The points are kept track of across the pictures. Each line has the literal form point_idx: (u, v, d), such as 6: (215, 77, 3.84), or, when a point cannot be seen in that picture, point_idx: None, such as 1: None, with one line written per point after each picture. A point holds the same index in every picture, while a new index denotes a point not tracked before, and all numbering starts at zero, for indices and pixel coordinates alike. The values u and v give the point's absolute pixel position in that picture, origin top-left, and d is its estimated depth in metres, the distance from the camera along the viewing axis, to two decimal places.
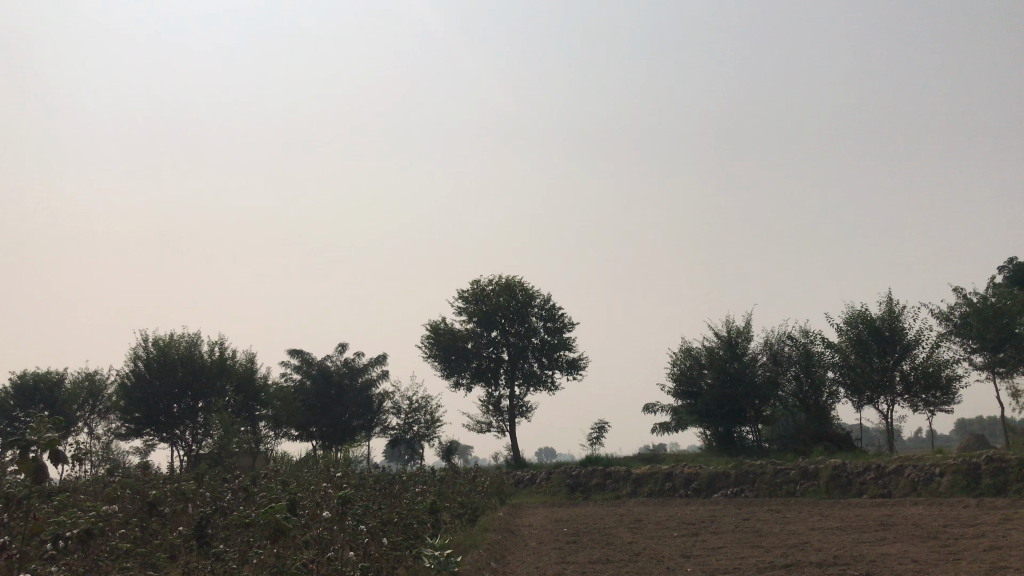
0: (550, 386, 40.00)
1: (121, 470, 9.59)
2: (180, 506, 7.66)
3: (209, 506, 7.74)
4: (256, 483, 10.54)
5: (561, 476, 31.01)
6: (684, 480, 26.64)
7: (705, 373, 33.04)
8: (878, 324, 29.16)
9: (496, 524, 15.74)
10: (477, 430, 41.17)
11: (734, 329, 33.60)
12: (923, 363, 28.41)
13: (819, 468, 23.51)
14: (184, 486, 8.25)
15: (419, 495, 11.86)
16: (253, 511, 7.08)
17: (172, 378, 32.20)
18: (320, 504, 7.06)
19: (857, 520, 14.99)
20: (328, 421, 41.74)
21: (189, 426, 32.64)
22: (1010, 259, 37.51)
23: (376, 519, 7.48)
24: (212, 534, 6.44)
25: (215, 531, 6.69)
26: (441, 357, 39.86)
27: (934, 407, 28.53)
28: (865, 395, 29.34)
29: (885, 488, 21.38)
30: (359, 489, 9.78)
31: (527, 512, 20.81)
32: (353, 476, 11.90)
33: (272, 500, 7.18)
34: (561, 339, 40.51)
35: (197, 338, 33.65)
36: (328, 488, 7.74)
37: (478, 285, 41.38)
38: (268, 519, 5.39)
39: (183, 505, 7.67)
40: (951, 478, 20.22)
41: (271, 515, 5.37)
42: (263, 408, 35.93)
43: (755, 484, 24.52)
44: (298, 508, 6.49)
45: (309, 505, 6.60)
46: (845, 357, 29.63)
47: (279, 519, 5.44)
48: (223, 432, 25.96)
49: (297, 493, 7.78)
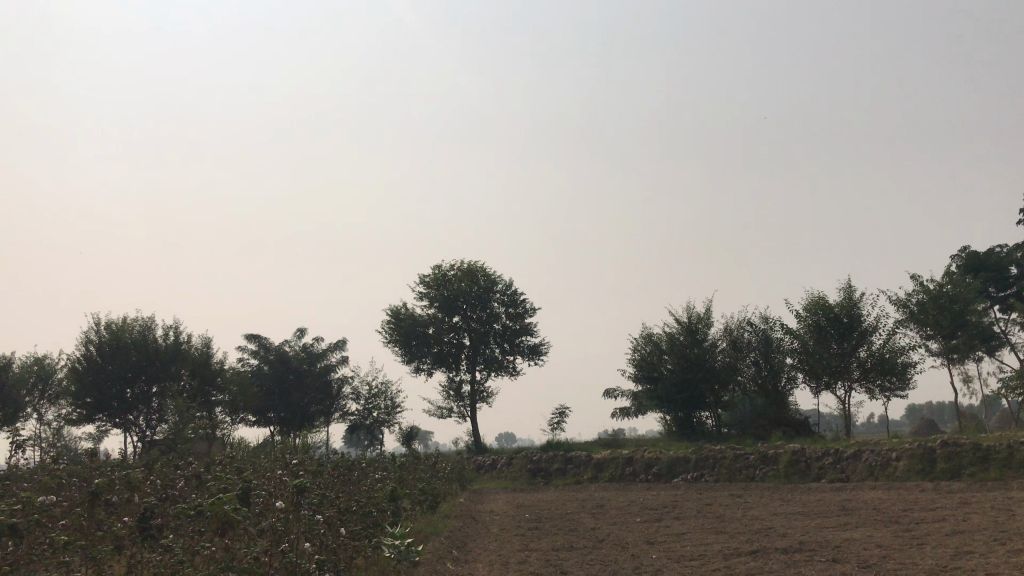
0: (511, 372, 39.85)
1: (64, 456, 9.15)
2: (126, 494, 7.26)
3: (156, 495, 7.36)
4: (209, 471, 10.14)
5: (523, 462, 30.89)
6: (645, 465, 26.67)
7: (666, 359, 33.09)
8: (837, 311, 29.38)
9: (457, 510, 15.50)
10: (438, 415, 40.92)
11: (695, 315, 33.69)
12: (880, 350, 28.72)
13: (778, 453, 23.64)
14: (129, 476, 7.81)
15: (378, 483, 11.57)
16: (202, 501, 6.73)
17: (125, 362, 31.40)
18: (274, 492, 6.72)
19: (818, 505, 15.02)
20: (285, 406, 41.16)
21: (142, 411, 31.97)
22: (963, 248, 38.23)
23: (334, 508, 7.18)
24: (158, 527, 6.06)
25: (161, 524, 6.31)
26: (401, 342, 39.45)
27: (890, 393, 28.89)
28: (822, 380, 29.62)
29: (844, 472, 21.55)
30: (316, 476, 9.47)
31: (488, 498, 20.60)
32: (310, 463, 11.56)
33: (224, 489, 6.83)
34: (522, 325, 40.36)
35: (151, 322, 32.87)
36: (284, 477, 7.42)
37: (439, 271, 40.98)
38: (216, 511, 5.10)
39: (129, 494, 7.27)
40: (907, 463, 20.45)
41: (218, 507, 5.06)
42: (219, 393, 35.27)
43: (715, 469, 24.61)
44: (249, 497, 6.17)
45: (261, 493, 6.25)
46: (804, 344, 29.85)
47: (230, 510, 5.19)
48: (178, 417, 25.34)
49: (252, 481, 7.44)
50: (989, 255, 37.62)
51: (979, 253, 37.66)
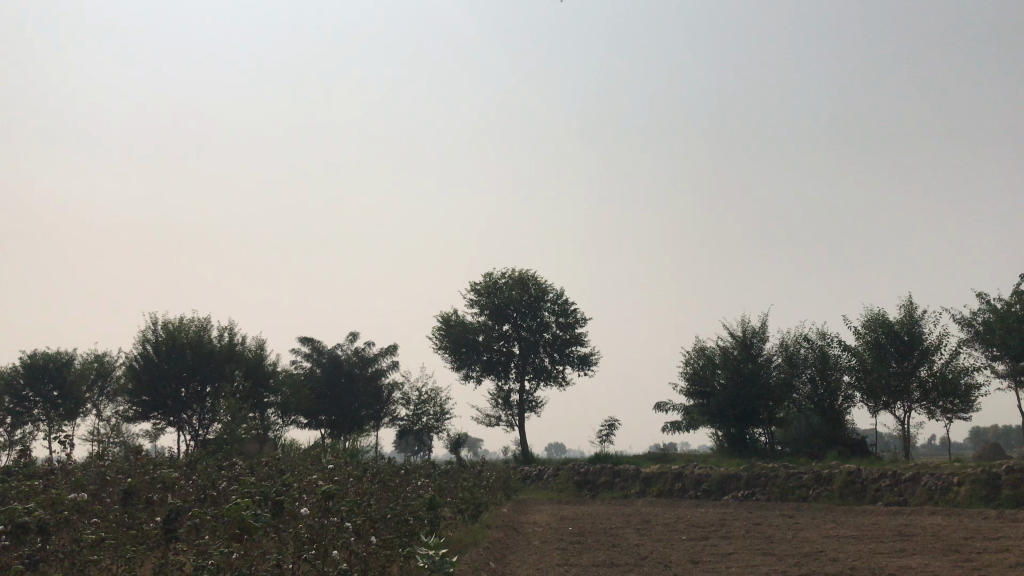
0: (561, 382, 39.56)
1: (110, 453, 9.22)
2: (160, 494, 7.26)
3: (190, 497, 7.35)
4: (251, 473, 10.15)
5: (569, 473, 30.57)
6: (694, 481, 26.16)
7: (719, 373, 32.48)
8: (897, 329, 28.49)
9: (500, 521, 15.31)
10: (486, 424, 40.83)
11: (749, 329, 33.03)
12: (942, 370, 27.75)
13: (833, 473, 22.94)
14: (164, 476, 7.82)
15: (419, 489, 11.46)
16: (232, 502, 6.70)
17: (181, 362, 31.96)
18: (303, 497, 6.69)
19: (874, 529, 14.48)
20: (337, 409, 41.50)
21: (196, 411, 32.50)
22: None
23: (366, 515, 7.10)
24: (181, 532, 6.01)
25: (187, 530, 6.26)
26: (452, 349, 39.50)
27: (952, 415, 27.86)
28: (881, 400, 28.72)
29: (901, 495, 20.80)
30: (353, 481, 9.39)
31: (534, 509, 20.38)
32: (352, 467, 11.51)
33: (255, 491, 6.78)
34: (573, 335, 40.06)
35: (207, 323, 33.42)
36: (316, 483, 7.35)
37: (491, 279, 40.94)
38: (233, 516, 5.04)
39: (163, 494, 7.27)
40: (969, 488, 19.63)
41: (237, 513, 5.00)
42: (271, 395, 35.70)
43: (766, 487, 24.00)
44: (271, 503, 6.10)
45: (287, 498, 6.23)
46: (862, 362, 29.00)
47: (252, 517, 5.13)
48: (230, 417, 25.66)
49: (286, 484, 7.39)
50: None
51: None
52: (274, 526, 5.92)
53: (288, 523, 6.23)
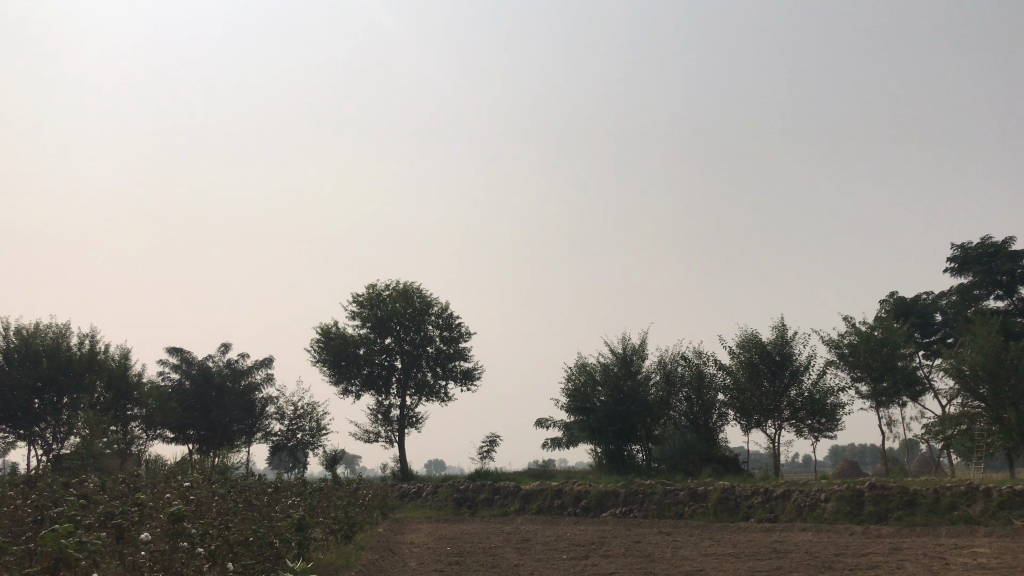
0: (442, 397, 38.98)
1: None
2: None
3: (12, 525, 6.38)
4: (100, 492, 9.16)
5: (449, 490, 29.99)
6: (573, 498, 26.09)
7: (599, 390, 32.69)
8: (770, 349, 29.42)
9: (374, 541, 14.61)
10: (364, 440, 39.77)
11: (630, 347, 33.49)
12: (810, 389, 28.83)
13: (708, 490, 23.29)
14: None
15: (288, 510, 10.67)
16: (61, 525, 5.87)
17: (34, 371, 29.62)
18: (150, 525, 5.95)
19: (750, 546, 14.62)
20: (206, 423, 39.55)
21: (50, 424, 30.15)
22: (891, 292, 39.21)
23: (221, 538, 6.40)
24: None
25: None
26: (331, 362, 38.33)
27: (818, 433, 28.96)
28: (754, 418, 29.50)
29: (772, 512, 21.28)
30: (211, 499, 8.60)
31: (410, 528, 19.76)
32: (215, 484, 10.63)
33: (87, 515, 5.97)
34: (457, 349, 39.59)
35: (66, 330, 31.16)
36: (161, 507, 6.54)
37: (373, 290, 39.97)
38: (47, 547, 4.28)
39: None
40: (836, 505, 20.26)
41: (53, 541, 4.24)
42: (135, 407, 33.56)
43: (644, 504, 24.14)
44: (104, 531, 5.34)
45: (127, 522, 5.56)
46: (736, 381, 29.73)
47: (80, 548, 4.40)
48: (87, 430, 23.83)
49: (127, 507, 6.56)
50: (914, 301, 38.57)
51: (907, 298, 38.64)
52: (105, 556, 5.18)
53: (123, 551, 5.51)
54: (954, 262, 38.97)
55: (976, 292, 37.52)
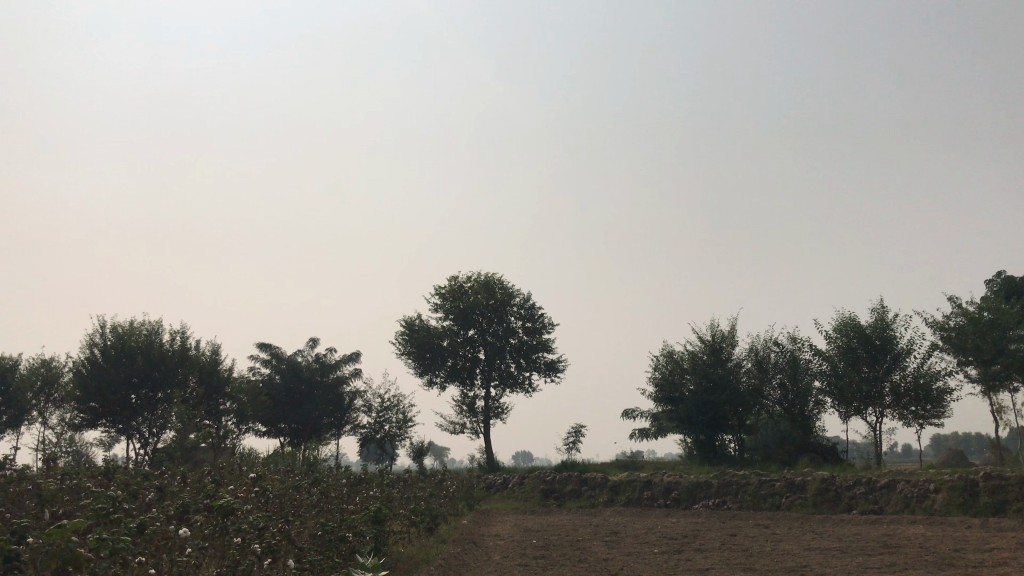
0: (526, 389, 38.51)
1: (15, 462, 7.95)
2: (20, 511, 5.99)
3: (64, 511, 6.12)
4: (174, 484, 8.95)
5: (535, 482, 29.55)
6: (663, 489, 25.26)
7: (688, 379, 31.60)
8: (869, 333, 27.89)
9: (458, 533, 14.22)
10: (451, 431, 39.72)
11: (719, 333, 32.35)
12: (915, 374, 27.17)
13: (806, 480, 22.14)
14: (40, 485, 6.62)
15: (365, 501, 10.30)
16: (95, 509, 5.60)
17: (130, 367, 30.37)
18: (206, 526, 5.62)
19: (858, 540, 13.57)
20: (296, 417, 40.08)
21: (146, 418, 30.90)
22: (997, 272, 36.94)
23: (283, 532, 6.00)
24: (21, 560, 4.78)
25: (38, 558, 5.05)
26: (415, 355, 38.33)
27: (924, 421, 27.29)
28: (852, 406, 28.03)
29: (877, 503, 20.05)
30: (278, 488, 8.26)
31: (496, 520, 19.34)
32: (291, 476, 10.37)
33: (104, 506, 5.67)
34: (540, 340, 39.02)
35: (158, 326, 31.88)
36: (214, 500, 6.20)
37: (456, 282, 39.81)
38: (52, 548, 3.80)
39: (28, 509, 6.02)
40: (946, 496, 18.93)
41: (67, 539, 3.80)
42: (227, 402, 34.17)
43: (738, 495, 23.16)
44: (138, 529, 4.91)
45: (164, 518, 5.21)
46: (832, 366, 28.30)
47: (112, 548, 4.12)
48: (181, 424, 24.21)
49: (176, 504, 6.23)
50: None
51: (1015, 276, 36.29)
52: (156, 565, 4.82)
53: (164, 548, 5.18)
54: None
55: None
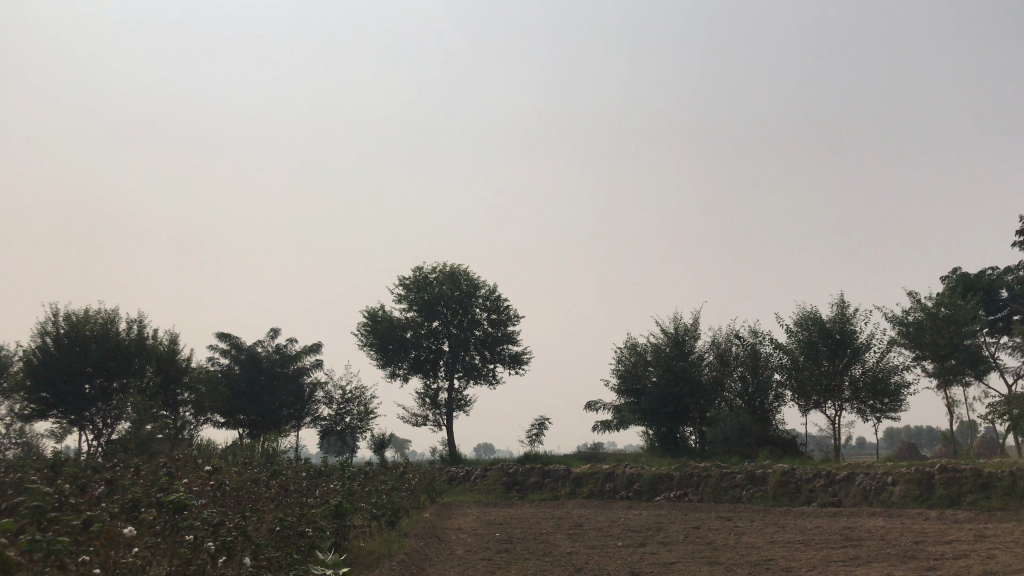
0: (490, 381, 38.38)
1: None
2: None
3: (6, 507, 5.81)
4: (125, 477, 8.60)
5: (497, 474, 29.42)
6: (625, 481, 25.29)
7: (651, 372, 31.68)
8: (829, 327, 28.16)
9: (421, 527, 14.02)
10: (413, 423, 39.45)
11: (682, 326, 32.48)
12: (873, 369, 27.50)
13: (767, 473, 22.28)
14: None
15: (326, 495, 10.05)
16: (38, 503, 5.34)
17: (85, 356, 29.63)
18: (157, 522, 5.35)
19: (820, 533, 13.62)
20: (256, 408, 39.53)
21: (100, 409, 30.16)
22: (953, 268, 37.60)
23: (239, 529, 5.79)
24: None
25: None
26: (377, 346, 37.96)
27: (881, 415, 27.66)
28: (812, 399, 28.29)
29: (836, 496, 20.23)
30: (236, 482, 8.00)
31: (457, 513, 19.16)
32: (249, 469, 10.06)
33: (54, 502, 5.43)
34: (504, 332, 38.88)
35: (114, 315, 31.15)
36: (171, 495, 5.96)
37: (420, 273, 39.49)
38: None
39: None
40: (904, 488, 19.16)
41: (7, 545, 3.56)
42: (184, 392, 33.51)
43: (699, 488, 23.25)
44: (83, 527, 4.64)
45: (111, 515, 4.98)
46: (793, 360, 28.54)
47: (48, 548, 3.83)
48: (136, 415, 23.63)
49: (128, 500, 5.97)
50: (978, 276, 36.88)
51: (970, 273, 36.98)
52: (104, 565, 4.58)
53: (108, 547, 4.90)
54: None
55: None
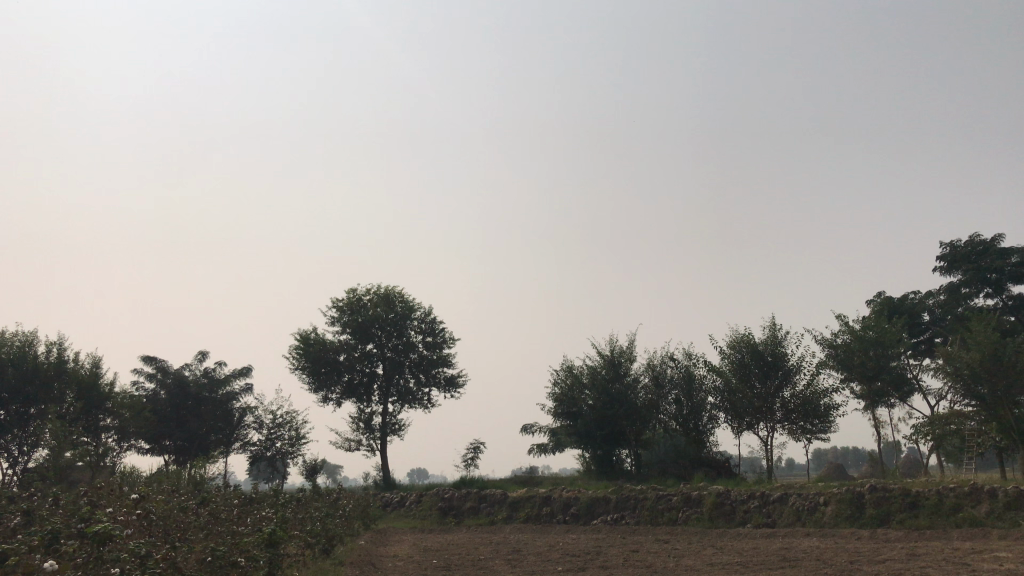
0: (425, 405, 37.95)
1: None
2: None
3: None
4: (43, 507, 8.11)
5: (433, 499, 29.00)
6: (562, 505, 25.16)
7: (587, 394, 31.72)
8: (761, 349, 28.64)
9: (355, 555, 13.63)
10: (346, 448, 38.70)
11: (618, 349, 32.66)
12: (804, 391, 28.04)
13: (702, 494, 22.42)
14: None
15: (258, 523, 9.66)
16: None
17: (1, 381, 28.28)
18: (78, 553, 5.02)
19: (757, 554, 13.71)
20: (182, 434, 38.28)
21: (17, 436, 28.75)
22: (877, 292, 38.76)
23: (167, 559, 5.49)
24: None
25: None
26: (310, 370, 37.21)
27: (811, 436, 28.19)
28: (744, 421, 28.67)
29: (770, 517, 20.45)
30: (163, 510, 7.62)
31: (392, 540, 18.74)
32: (176, 497, 9.61)
33: None
34: (440, 355, 38.54)
35: (33, 338, 29.87)
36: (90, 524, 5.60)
37: (354, 295, 38.93)
38: None
39: None
40: (835, 508, 19.47)
41: None
42: (107, 418, 32.25)
43: (636, 511, 23.26)
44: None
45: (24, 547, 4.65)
46: (726, 382, 28.91)
47: None
48: (54, 442, 22.55)
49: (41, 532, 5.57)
50: (901, 300, 38.09)
51: (893, 297, 38.16)
52: None
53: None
54: (943, 260, 38.35)
55: (964, 291, 36.92)
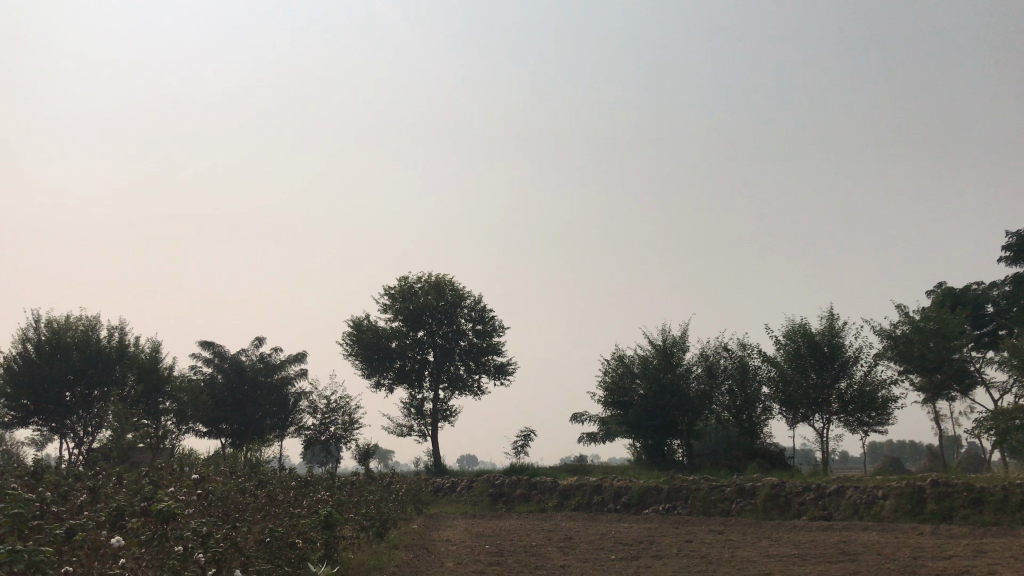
0: (475, 392, 38.10)
1: None
2: None
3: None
4: (107, 486, 8.28)
5: (484, 486, 29.11)
6: (613, 494, 25.05)
7: (638, 383, 31.49)
8: (818, 339, 28.08)
9: (409, 539, 13.73)
10: (398, 433, 39.07)
11: (669, 338, 32.33)
12: (861, 382, 27.44)
13: (756, 486, 22.12)
14: None
15: (313, 505, 9.77)
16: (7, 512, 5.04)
17: (66, 363, 29.13)
18: (139, 532, 5.08)
19: (814, 547, 13.46)
20: (239, 418, 39.05)
21: (82, 416, 29.70)
22: (938, 282, 37.72)
23: (227, 539, 5.53)
24: None
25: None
26: (363, 356, 37.60)
27: (869, 428, 27.59)
28: (799, 412, 28.18)
29: (826, 509, 20.08)
30: (223, 491, 7.72)
31: (444, 525, 18.84)
32: (234, 478, 9.77)
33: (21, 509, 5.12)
34: (490, 343, 38.61)
35: (96, 322, 30.69)
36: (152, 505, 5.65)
37: (406, 283, 39.18)
38: None
39: None
40: (895, 502, 19.02)
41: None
42: (166, 401, 33.03)
43: (688, 501, 23.04)
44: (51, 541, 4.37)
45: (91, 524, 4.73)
46: (781, 372, 28.42)
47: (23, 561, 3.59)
48: (118, 423, 23.15)
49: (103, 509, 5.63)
50: (964, 290, 37.00)
51: (955, 287, 37.11)
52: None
53: (90, 558, 4.62)
54: (1008, 250, 37.14)
55: None
